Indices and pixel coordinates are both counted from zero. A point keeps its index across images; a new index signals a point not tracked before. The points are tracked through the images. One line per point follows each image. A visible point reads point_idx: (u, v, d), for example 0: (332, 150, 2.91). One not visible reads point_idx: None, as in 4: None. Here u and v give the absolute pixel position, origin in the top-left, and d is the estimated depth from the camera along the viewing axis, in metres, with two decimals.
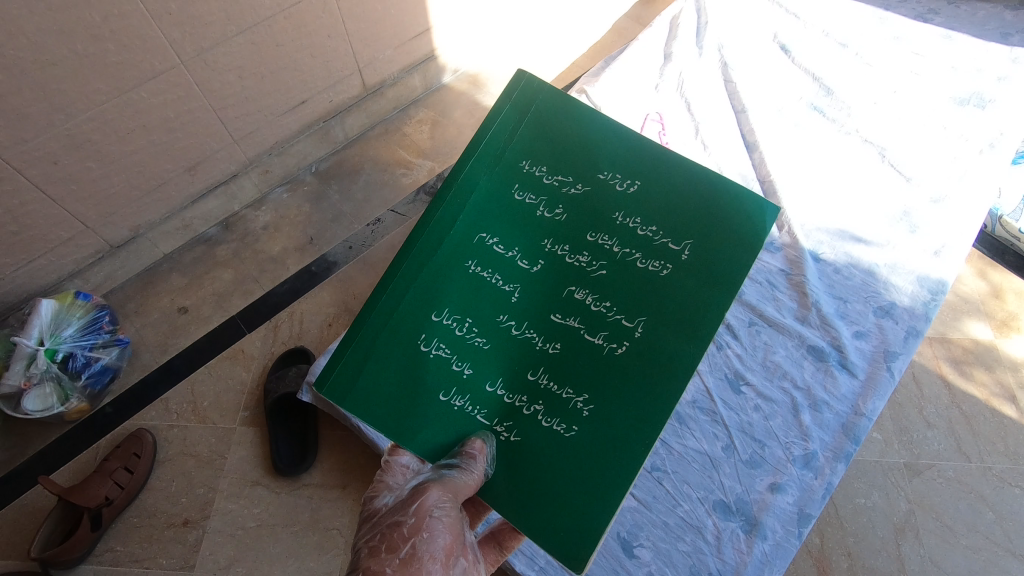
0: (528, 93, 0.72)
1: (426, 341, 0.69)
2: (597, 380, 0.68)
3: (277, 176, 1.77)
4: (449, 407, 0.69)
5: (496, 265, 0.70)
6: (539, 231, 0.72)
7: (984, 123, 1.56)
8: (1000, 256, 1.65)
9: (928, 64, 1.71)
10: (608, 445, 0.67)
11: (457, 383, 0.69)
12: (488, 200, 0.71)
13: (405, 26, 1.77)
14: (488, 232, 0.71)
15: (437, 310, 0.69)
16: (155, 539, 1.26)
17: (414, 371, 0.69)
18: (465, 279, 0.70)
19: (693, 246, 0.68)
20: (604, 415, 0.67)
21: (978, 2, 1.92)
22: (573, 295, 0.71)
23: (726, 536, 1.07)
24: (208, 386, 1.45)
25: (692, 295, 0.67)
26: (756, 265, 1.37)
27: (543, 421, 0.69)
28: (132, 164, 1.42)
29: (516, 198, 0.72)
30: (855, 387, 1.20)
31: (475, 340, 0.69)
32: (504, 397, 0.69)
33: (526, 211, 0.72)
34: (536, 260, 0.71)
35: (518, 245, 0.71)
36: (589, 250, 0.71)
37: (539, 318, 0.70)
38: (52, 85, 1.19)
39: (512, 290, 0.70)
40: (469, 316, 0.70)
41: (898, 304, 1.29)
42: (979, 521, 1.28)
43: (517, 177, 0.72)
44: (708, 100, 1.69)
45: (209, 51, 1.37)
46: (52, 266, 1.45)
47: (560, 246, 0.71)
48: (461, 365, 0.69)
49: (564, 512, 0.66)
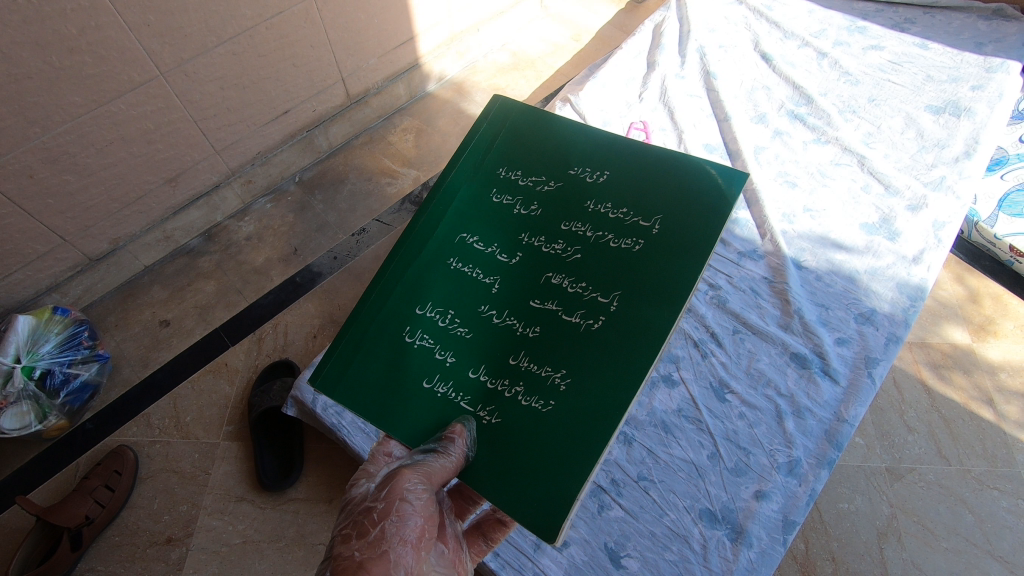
0: (503, 111, 0.78)
1: (411, 332, 0.69)
2: (575, 358, 0.65)
3: (261, 186, 1.75)
4: (432, 394, 0.67)
5: (476, 260, 0.72)
6: (517, 228, 0.73)
7: (960, 131, 1.59)
8: (976, 261, 1.68)
9: (904, 73, 1.75)
10: (581, 423, 0.62)
11: (440, 370, 0.68)
12: (467, 205, 0.75)
13: (389, 35, 1.77)
14: (469, 232, 0.73)
15: (421, 303, 0.70)
16: (136, 557, 1.23)
17: (398, 360, 0.68)
18: (447, 275, 0.71)
19: (664, 220, 0.67)
20: (582, 387, 0.63)
21: (953, 12, 1.97)
22: (550, 281, 0.70)
23: (712, 544, 1.07)
24: (191, 401, 1.43)
25: (667, 266, 0.65)
26: (739, 274, 1.39)
27: (522, 401, 0.65)
28: (110, 176, 1.40)
29: (493, 200, 0.75)
30: (837, 394, 1.21)
31: (458, 330, 0.69)
32: (486, 382, 0.67)
33: (504, 211, 0.75)
34: (514, 253, 0.72)
35: (497, 241, 0.73)
36: (564, 239, 0.72)
37: (519, 305, 0.69)
38: (28, 98, 1.17)
39: (493, 282, 0.71)
40: (452, 308, 0.70)
41: (878, 311, 1.31)
42: (959, 524, 1.29)
43: (495, 182, 0.75)
44: (691, 109, 1.70)
45: (189, 62, 1.36)
46: (30, 280, 1.42)
47: (536, 238, 0.73)
48: (443, 354, 0.69)
49: (541, 488, 0.60)
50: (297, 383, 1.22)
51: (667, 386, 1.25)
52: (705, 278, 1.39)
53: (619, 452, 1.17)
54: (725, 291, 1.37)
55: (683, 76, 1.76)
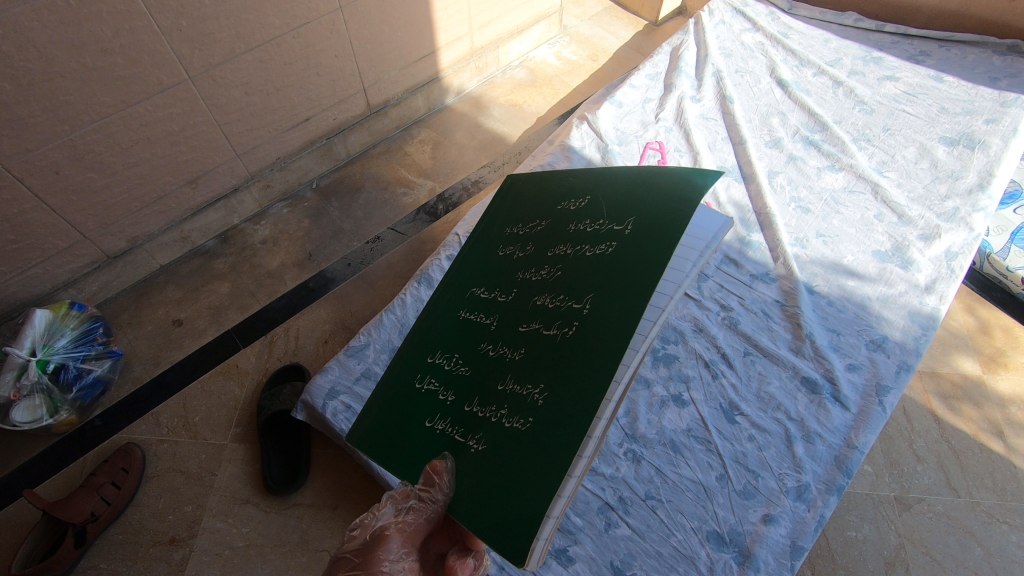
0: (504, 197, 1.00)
1: (421, 379, 0.78)
2: (565, 363, 0.67)
3: (277, 192, 1.78)
4: (433, 430, 0.72)
5: (482, 309, 0.82)
6: (512, 273, 0.84)
7: (972, 162, 1.61)
8: (987, 292, 1.69)
9: (919, 104, 1.78)
10: (564, 422, 0.62)
11: (441, 409, 0.74)
12: (477, 268, 0.88)
13: (410, 48, 1.82)
14: (478, 287, 0.85)
15: (432, 353, 0.80)
16: (139, 557, 1.22)
17: (407, 403, 0.77)
18: (456, 322, 0.82)
19: (592, 301, 0.71)
20: (554, 403, 0.65)
21: (968, 47, 1.99)
22: (517, 345, 0.74)
23: (719, 568, 1.06)
24: (199, 401, 1.43)
25: (606, 326, 0.66)
26: (751, 296, 1.40)
27: (504, 422, 0.67)
28: (134, 176, 1.43)
29: (502, 253, 0.89)
30: (848, 421, 1.21)
31: (459, 370, 0.76)
32: (471, 411, 0.71)
33: (506, 262, 0.87)
34: (508, 291, 0.82)
35: (494, 291, 0.83)
36: (548, 266, 0.81)
37: (504, 368, 0.72)
38: (59, 97, 1.19)
39: (490, 322, 0.79)
40: (457, 353, 0.78)
41: (890, 338, 1.31)
42: (968, 557, 1.28)
43: (493, 253, 0.90)
44: (706, 131, 1.73)
45: (217, 67, 1.39)
46: (47, 275, 1.44)
47: (525, 276, 0.83)
48: (445, 395, 0.75)
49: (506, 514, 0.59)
50: (307, 387, 1.22)
51: (677, 406, 1.24)
52: (716, 298, 1.40)
53: (627, 469, 1.17)
54: (737, 313, 1.37)
55: (699, 99, 1.79)
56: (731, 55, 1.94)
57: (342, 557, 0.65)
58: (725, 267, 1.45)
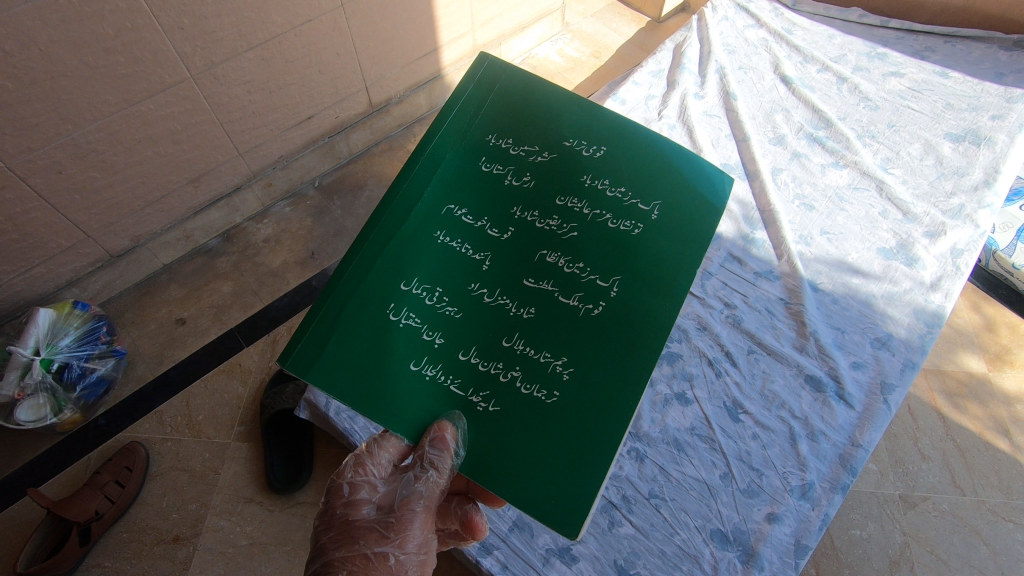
0: (492, 75, 0.75)
1: (395, 310, 0.65)
2: (592, 345, 0.65)
3: (280, 191, 1.78)
4: (421, 376, 0.64)
5: (464, 234, 0.69)
6: (507, 200, 0.72)
7: (978, 159, 1.60)
8: (993, 290, 1.68)
9: (924, 100, 1.77)
10: (593, 410, 0.63)
11: (429, 352, 0.64)
12: (454, 173, 0.71)
13: (412, 46, 1.81)
14: (455, 203, 0.70)
15: (406, 279, 0.66)
16: (143, 555, 1.23)
17: (383, 340, 0.63)
18: (434, 249, 0.68)
19: (621, 282, 0.67)
20: (583, 380, 0.64)
21: (974, 42, 1.98)
22: (528, 301, 0.67)
23: (724, 566, 1.06)
24: (203, 400, 1.43)
25: (642, 318, 0.65)
26: (755, 294, 1.39)
27: (522, 388, 0.64)
28: (136, 174, 1.43)
29: (482, 169, 0.72)
30: (852, 419, 1.20)
31: (446, 309, 0.66)
32: (477, 365, 0.65)
33: (492, 181, 0.72)
34: (505, 229, 0.70)
35: (486, 215, 0.70)
36: (558, 215, 0.71)
37: (514, 327, 0.66)
38: (62, 96, 1.19)
39: (482, 258, 0.68)
40: (439, 285, 0.66)
41: (894, 336, 1.31)
42: (973, 555, 1.28)
43: (484, 152, 0.73)
44: (709, 127, 1.72)
45: (219, 65, 1.39)
46: (51, 274, 1.44)
47: (527, 212, 0.71)
48: (431, 334, 0.65)
49: (543, 490, 0.60)
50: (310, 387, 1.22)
51: (680, 404, 1.24)
52: (720, 296, 1.39)
53: (631, 468, 1.16)
54: (740, 311, 1.37)
55: (702, 96, 1.78)
56: (734, 51, 1.93)
57: (362, 527, 0.70)
58: (729, 264, 1.45)
